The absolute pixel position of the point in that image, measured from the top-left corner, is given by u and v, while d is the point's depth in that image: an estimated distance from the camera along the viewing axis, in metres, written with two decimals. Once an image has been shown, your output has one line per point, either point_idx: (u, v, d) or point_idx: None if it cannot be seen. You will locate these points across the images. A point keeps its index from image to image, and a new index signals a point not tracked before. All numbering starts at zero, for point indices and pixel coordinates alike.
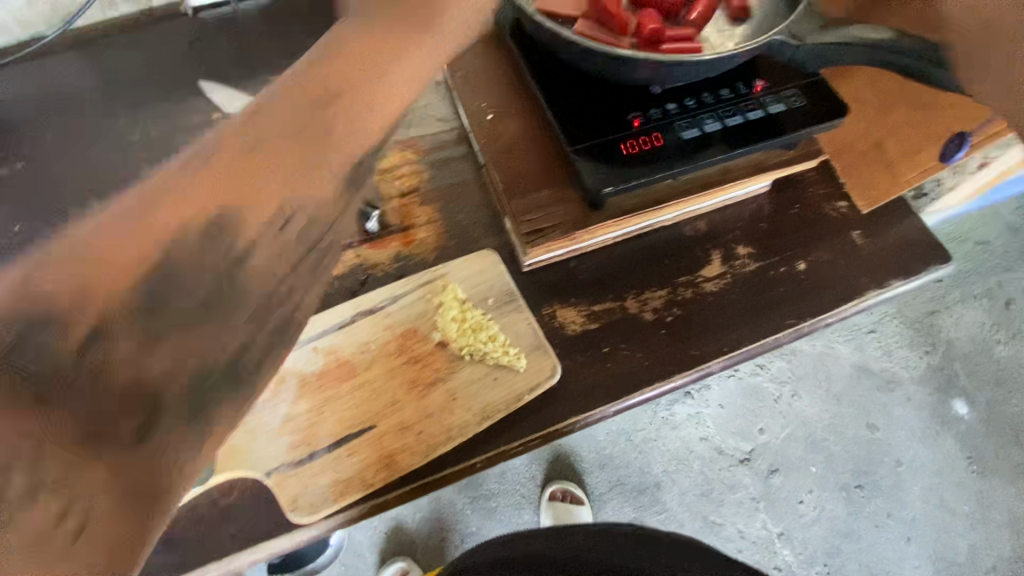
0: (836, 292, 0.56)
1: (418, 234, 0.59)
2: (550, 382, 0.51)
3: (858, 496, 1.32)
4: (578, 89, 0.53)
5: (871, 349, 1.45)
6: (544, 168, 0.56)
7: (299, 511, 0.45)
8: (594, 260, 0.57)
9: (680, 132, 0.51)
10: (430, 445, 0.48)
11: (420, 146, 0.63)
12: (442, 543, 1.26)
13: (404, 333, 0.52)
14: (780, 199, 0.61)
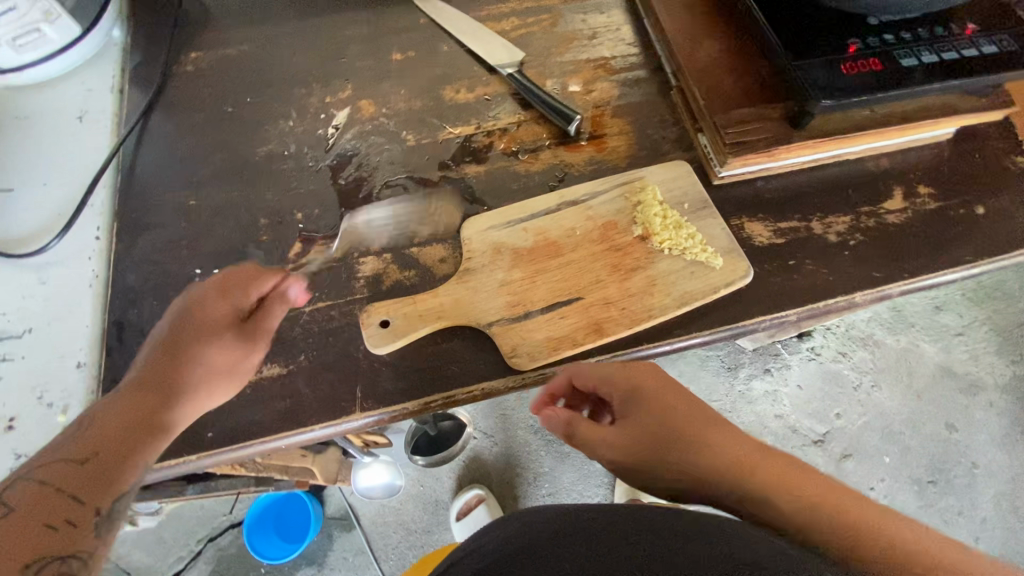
0: (1013, 237, 0.58)
1: (609, 141, 0.63)
2: (744, 282, 0.54)
3: (932, 491, 1.32)
4: (798, 14, 0.56)
5: (957, 351, 1.46)
6: (746, 90, 0.60)
7: (517, 359, 0.50)
8: (779, 182, 0.60)
9: (898, 60, 0.53)
10: (633, 320, 0.52)
11: (612, 66, 0.68)
12: (513, 476, 1.32)
13: (605, 224, 0.57)
14: (960, 148, 0.63)
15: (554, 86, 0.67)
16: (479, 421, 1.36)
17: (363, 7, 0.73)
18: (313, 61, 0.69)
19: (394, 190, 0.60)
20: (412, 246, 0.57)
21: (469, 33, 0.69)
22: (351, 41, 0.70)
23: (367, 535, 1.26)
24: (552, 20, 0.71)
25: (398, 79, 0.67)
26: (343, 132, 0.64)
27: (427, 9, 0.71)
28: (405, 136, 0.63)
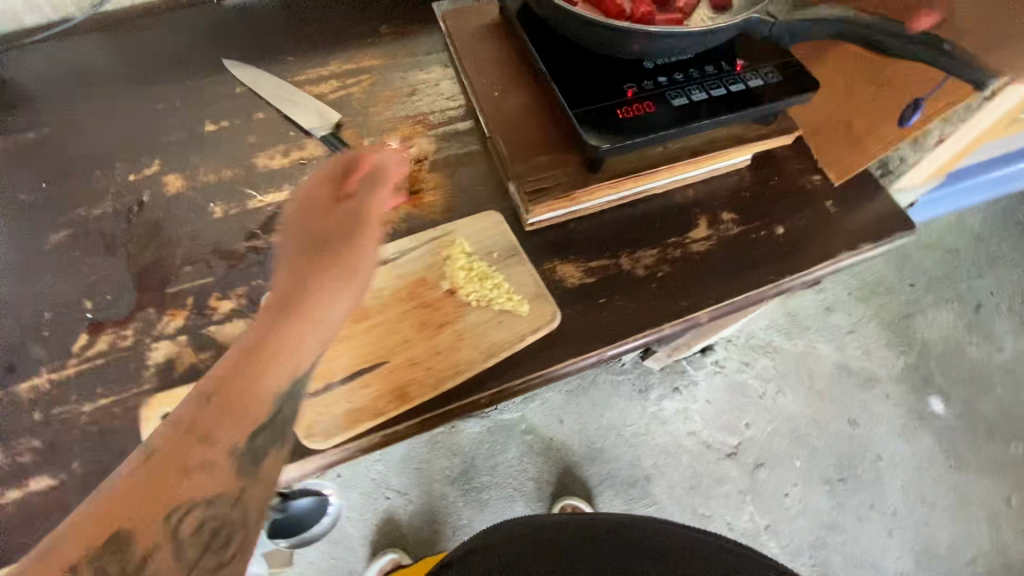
0: (812, 253, 0.61)
1: (425, 196, 0.63)
2: (552, 324, 0.55)
3: (842, 489, 1.36)
4: (579, 62, 0.58)
5: (850, 348, 1.50)
6: (547, 137, 0.61)
7: (312, 438, 0.48)
8: (590, 222, 0.62)
9: (671, 101, 0.57)
10: (438, 379, 0.51)
11: (430, 121, 0.68)
12: (433, 533, 1.27)
13: (414, 281, 0.56)
14: (759, 172, 0.66)
15: (371, 145, 0.66)
16: (392, 480, 1.31)
17: (176, 81, 0.71)
18: (118, 138, 0.66)
19: (197, 267, 0.58)
20: (213, 326, 0.55)
21: (284, 99, 0.68)
22: (161, 115, 0.68)
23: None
24: (372, 79, 0.72)
25: (208, 149, 0.65)
26: (145, 211, 0.61)
27: (241, 77, 0.70)
28: (213, 209, 0.61)
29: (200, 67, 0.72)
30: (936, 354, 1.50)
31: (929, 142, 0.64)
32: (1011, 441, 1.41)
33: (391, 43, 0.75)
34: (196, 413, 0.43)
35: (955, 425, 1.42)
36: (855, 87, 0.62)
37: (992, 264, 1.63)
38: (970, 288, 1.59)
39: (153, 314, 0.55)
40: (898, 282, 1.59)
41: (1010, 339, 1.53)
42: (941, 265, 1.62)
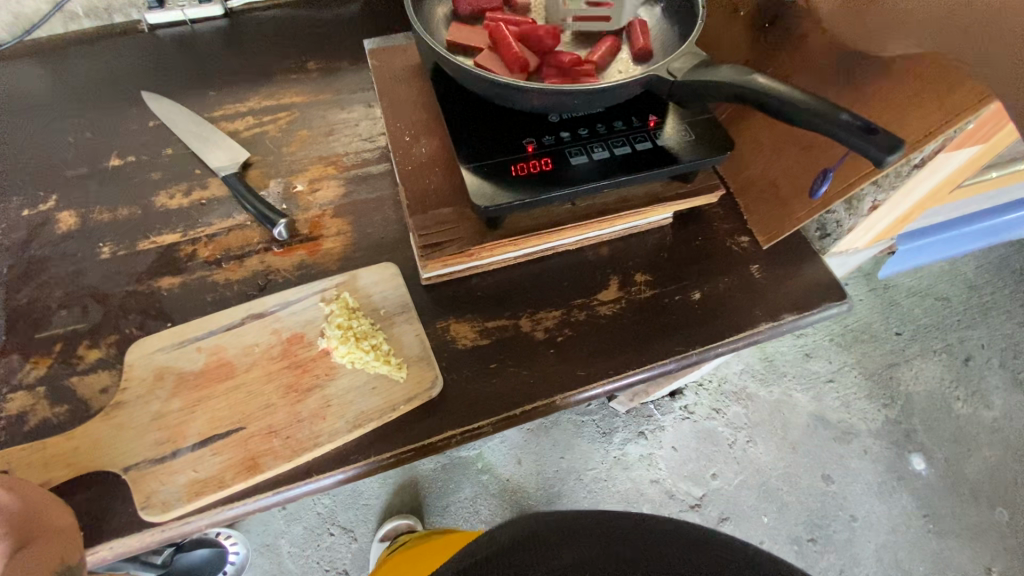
0: (728, 323, 0.57)
1: (324, 243, 0.60)
2: (430, 393, 0.51)
3: (811, 550, 1.18)
4: (481, 115, 0.56)
5: (828, 399, 1.31)
6: (450, 188, 0.57)
7: (149, 510, 0.45)
8: (492, 278, 0.59)
9: (571, 159, 0.53)
10: (295, 451, 0.48)
11: (343, 163, 0.66)
12: None
13: (289, 337, 0.53)
14: (683, 231, 0.63)
15: (277, 186, 0.64)
16: (337, 515, 1.15)
17: (91, 112, 0.68)
18: (19, 170, 0.64)
19: (72, 311, 0.55)
20: (75, 376, 0.52)
21: (194, 134, 0.66)
22: (68, 148, 0.65)
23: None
24: (290, 117, 0.69)
25: (109, 185, 0.63)
26: (33, 248, 0.59)
27: (155, 109, 0.68)
28: (102, 250, 0.59)
29: (114, 96, 0.70)
30: (919, 409, 1.31)
31: (862, 207, 0.59)
32: (996, 507, 1.22)
33: (317, 80, 0.72)
34: (32, 469, 0.46)
35: (939, 490, 1.23)
36: (782, 149, 0.58)
37: (984, 314, 1.43)
38: (960, 340, 1.39)
39: (16, 360, 0.53)
40: (883, 329, 1.39)
41: (1000, 396, 1.34)
42: (938, 310, 1.42)
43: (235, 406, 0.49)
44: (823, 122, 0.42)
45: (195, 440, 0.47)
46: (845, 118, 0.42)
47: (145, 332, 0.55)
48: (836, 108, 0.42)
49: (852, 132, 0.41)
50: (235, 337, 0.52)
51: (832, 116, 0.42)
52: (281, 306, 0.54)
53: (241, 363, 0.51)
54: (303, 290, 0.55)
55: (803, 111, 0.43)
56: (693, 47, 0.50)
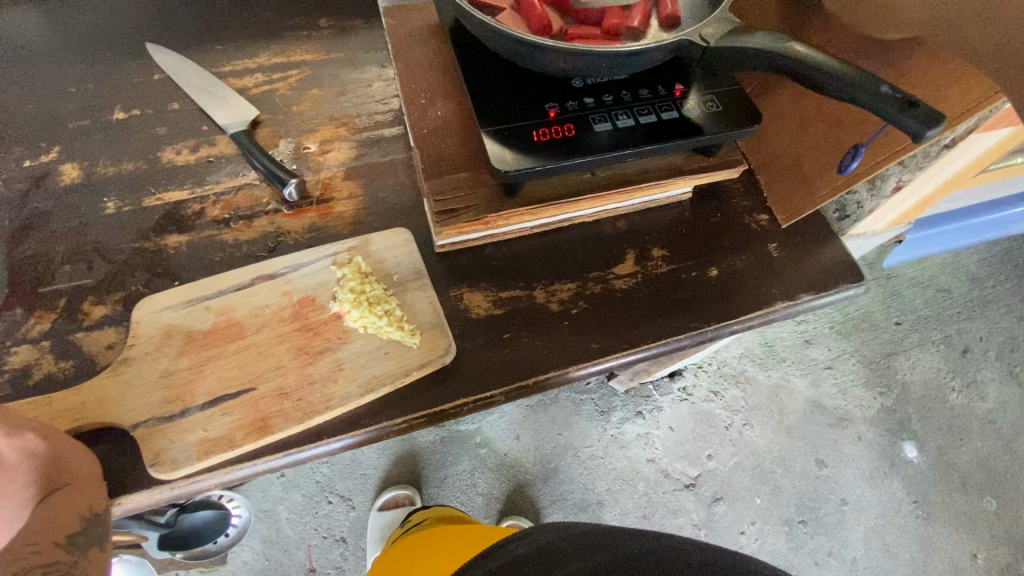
0: (746, 301, 0.57)
1: (336, 206, 0.59)
2: (443, 361, 0.51)
3: (802, 532, 1.19)
4: (503, 77, 0.54)
5: (826, 385, 1.31)
6: (467, 152, 0.56)
7: (158, 468, 0.44)
8: (507, 248, 0.58)
9: (594, 125, 0.52)
10: (306, 413, 0.47)
11: (355, 124, 0.64)
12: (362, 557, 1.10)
13: (301, 300, 0.52)
14: (701, 207, 0.62)
15: (287, 147, 0.62)
16: (336, 483, 1.16)
17: (93, 62, 0.66)
18: (18, 120, 0.62)
19: (76, 267, 0.54)
20: (81, 332, 0.51)
21: (202, 90, 0.64)
22: (69, 100, 0.63)
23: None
24: (300, 75, 0.66)
25: (113, 138, 0.61)
26: (35, 201, 0.57)
27: (161, 62, 0.65)
28: (106, 205, 0.57)
29: (117, 46, 0.67)
30: (915, 398, 1.32)
31: (885, 188, 0.58)
32: (985, 496, 1.24)
33: (328, 38, 0.69)
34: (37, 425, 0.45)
35: (929, 477, 1.24)
36: (808, 124, 0.56)
37: (984, 306, 1.43)
38: (959, 331, 1.39)
39: (19, 315, 0.51)
40: (883, 318, 1.39)
41: (995, 387, 1.35)
42: (939, 301, 1.42)
43: (245, 366, 0.48)
44: (862, 93, 0.41)
45: (204, 400, 0.47)
46: (885, 91, 0.41)
47: (152, 289, 0.54)
48: (876, 79, 0.41)
49: (892, 106, 0.40)
50: (245, 298, 0.51)
51: (873, 88, 0.41)
52: (292, 268, 0.53)
53: (252, 324, 0.50)
54: (313, 252, 0.54)
55: (841, 82, 0.42)
56: (728, 13, 0.48)
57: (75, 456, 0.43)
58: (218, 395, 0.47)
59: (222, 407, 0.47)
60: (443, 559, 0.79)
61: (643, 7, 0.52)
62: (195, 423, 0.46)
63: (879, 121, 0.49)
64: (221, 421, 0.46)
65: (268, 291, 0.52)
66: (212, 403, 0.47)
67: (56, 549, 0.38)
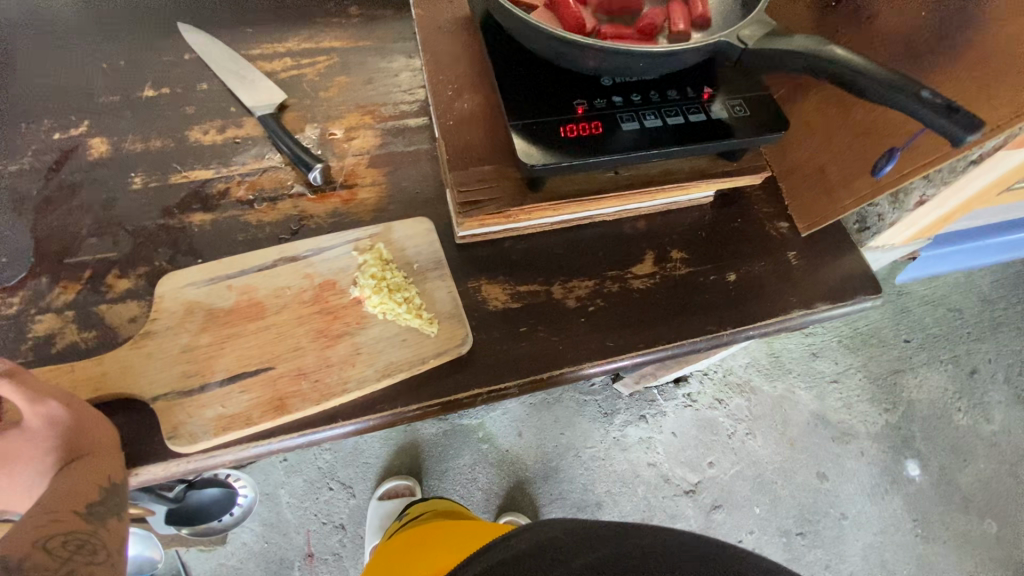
0: (763, 307, 0.57)
1: (359, 193, 0.59)
2: (459, 350, 0.51)
3: (800, 544, 1.19)
4: (532, 72, 0.54)
5: (831, 399, 1.31)
6: (492, 146, 0.56)
7: (175, 441, 0.45)
8: (528, 242, 0.58)
9: (622, 124, 0.52)
10: (323, 395, 0.48)
11: (381, 113, 0.64)
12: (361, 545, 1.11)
13: (322, 283, 0.52)
14: (722, 211, 0.62)
15: (313, 132, 0.62)
16: (338, 470, 1.16)
17: (124, 40, 0.66)
18: (50, 93, 0.62)
19: (102, 240, 0.55)
20: (104, 304, 0.52)
21: (232, 72, 0.64)
22: (101, 74, 0.64)
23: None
24: (329, 61, 0.67)
25: (142, 116, 0.62)
26: (64, 173, 0.58)
27: (191, 43, 0.66)
28: (133, 180, 0.58)
29: (149, 24, 0.67)
30: (920, 417, 1.31)
31: (908, 202, 0.58)
32: (985, 518, 1.23)
33: (358, 27, 0.70)
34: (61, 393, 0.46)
35: (931, 496, 1.24)
36: (834, 134, 0.56)
37: (994, 328, 1.42)
38: (968, 352, 1.38)
39: (45, 284, 0.52)
40: (892, 335, 1.39)
41: (1002, 410, 1.33)
42: (949, 321, 1.41)
43: (262, 346, 0.49)
44: (901, 97, 0.42)
45: (222, 376, 0.47)
46: (925, 96, 0.41)
47: (175, 266, 0.54)
48: (917, 84, 0.41)
49: (932, 109, 0.41)
50: (266, 278, 0.52)
51: (914, 91, 0.41)
52: (313, 252, 0.54)
53: (272, 304, 0.51)
54: (335, 237, 0.55)
55: (881, 85, 0.42)
56: (763, 15, 0.48)
57: (95, 422, 0.43)
58: (237, 373, 0.48)
59: (241, 384, 0.47)
60: (443, 555, 0.78)
61: (685, 16, 0.52)
62: (212, 400, 0.47)
63: (914, 127, 0.49)
64: (239, 398, 0.47)
65: (290, 273, 0.52)
66: (231, 379, 0.47)
67: (73, 518, 0.40)
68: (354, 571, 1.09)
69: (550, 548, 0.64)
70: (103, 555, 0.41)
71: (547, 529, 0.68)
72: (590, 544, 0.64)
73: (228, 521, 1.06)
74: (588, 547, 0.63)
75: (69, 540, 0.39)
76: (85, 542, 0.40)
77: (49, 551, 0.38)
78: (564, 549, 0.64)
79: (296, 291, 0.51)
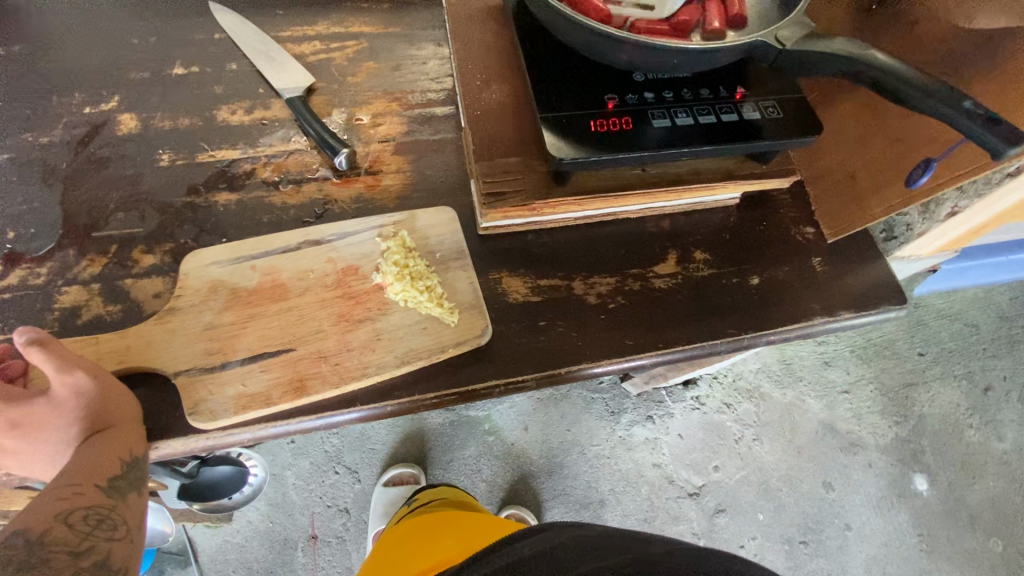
0: (785, 312, 0.56)
1: (384, 179, 0.60)
2: (479, 341, 0.51)
3: (802, 553, 1.18)
4: (563, 67, 0.54)
5: (841, 409, 1.30)
6: (519, 138, 0.55)
7: (196, 417, 0.46)
8: (550, 236, 0.58)
9: (653, 121, 0.51)
10: (342, 378, 0.48)
11: (408, 100, 0.64)
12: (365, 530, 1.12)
13: (344, 268, 0.52)
14: (748, 214, 0.61)
15: (339, 116, 0.62)
16: (345, 455, 1.17)
17: (155, 17, 0.66)
18: (80, 67, 0.63)
19: (129, 215, 0.55)
20: (129, 279, 0.52)
21: (261, 52, 0.64)
22: (132, 51, 0.64)
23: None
24: (358, 47, 0.67)
25: (171, 95, 0.62)
26: (92, 147, 0.58)
27: (223, 23, 0.66)
28: (161, 157, 0.58)
29: (181, 3, 0.67)
30: (931, 431, 1.29)
31: (939, 212, 0.57)
32: (991, 536, 1.22)
33: (387, 13, 0.69)
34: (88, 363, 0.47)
35: (937, 512, 1.22)
36: (868, 139, 0.55)
37: (1011, 346, 1.39)
38: (982, 368, 1.36)
39: (71, 257, 0.53)
40: (906, 347, 1.37)
41: (1014, 429, 1.31)
42: (965, 336, 1.39)
43: (281, 330, 0.49)
44: (943, 106, 0.41)
45: (242, 356, 0.48)
46: (967, 106, 0.40)
47: (199, 244, 0.55)
48: (960, 93, 0.41)
49: (974, 121, 0.40)
50: (288, 260, 0.52)
51: (956, 101, 0.41)
52: (336, 237, 0.54)
53: (294, 287, 0.51)
54: (357, 223, 0.55)
55: (922, 93, 0.42)
56: (803, 16, 0.47)
57: (119, 395, 0.44)
58: (257, 353, 0.48)
59: (260, 365, 0.48)
60: (446, 549, 0.77)
61: (720, 15, 0.51)
62: (232, 379, 0.47)
63: (955, 136, 0.48)
64: (259, 379, 0.47)
65: (312, 256, 0.52)
66: (252, 359, 0.48)
67: (95, 492, 0.41)
68: (356, 555, 1.10)
69: (552, 552, 0.63)
70: (123, 532, 0.42)
71: (551, 535, 0.68)
72: (595, 552, 0.63)
73: (234, 501, 1.06)
74: (592, 555, 0.62)
75: (90, 514, 0.40)
76: (105, 517, 0.41)
77: (70, 526, 0.39)
78: (568, 554, 0.63)
79: (318, 273, 0.52)
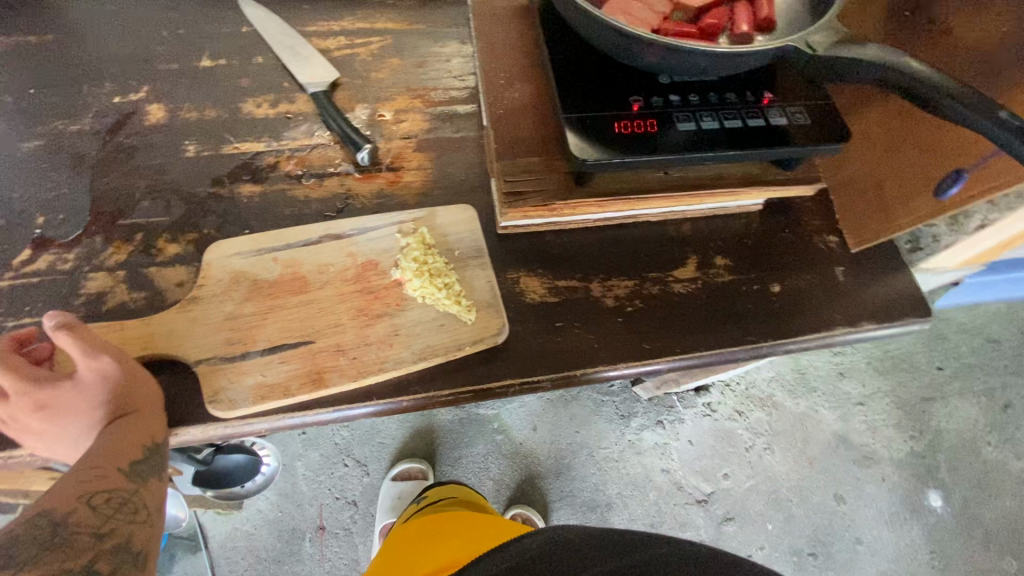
0: (805, 321, 0.56)
1: (405, 175, 0.60)
2: (495, 340, 0.51)
3: (811, 565, 1.17)
4: (588, 68, 0.54)
5: (855, 421, 1.28)
6: (541, 137, 0.55)
7: (216, 405, 0.46)
8: (569, 238, 0.58)
9: (678, 124, 0.51)
10: (360, 371, 0.48)
11: (431, 97, 0.64)
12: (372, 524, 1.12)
13: (364, 263, 0.53)
14: (770, 221, 0.61)
15: (362, 112, 0.63)
16: (354, 448, 1.18)
17: (184, 10, 0.67)
18: (111, 58, 0.64)
19: (155, 204, 0.56)
20: (154, 266, 0.53)
21: (287, 47, 0.65)
22: (161, 43, 0.65)
23: (214, 562, 1.07)
24: (382, 43, 0.67)
25: (198, 86, 0.63)
26: (120, 136, 0.59)
27: (250, 17, 0.66)
28: (187, 148, 0.59)
29: None
30: (947, 446, 1.27)
31: (968, 224, 0.56)
32: (1007, 556, 1.19)
33: (412, 10, 0.70)
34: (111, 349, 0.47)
35: (951, 530, 1.20)
36: (897, 148, 0.54)
37: None
38: (1003, 385, 1.33)
39: (98, 243, 0.54)
40: (924, 361, 1.34)
41: None
42: (987, 352, 1.36)
43: (300, 322, 0.49)
44: (978, 116, 0.40)
45: (262, 347, 0.48)
46: (1004, 116, 0.40)
47: (223, 234, 0.55)
48: (996, 104, 0.40)
49: (1011, 132, 0.39)
50: (309, 254, 0.52)
51: (992, 111, 0.40)
52: (356, 231, 0.54)
53: (315, 280, 0.51)
54: (377, 218, 0.55)
55: (957, 101, 0.41)
56: (836, 21, 0.46)
57: (141, 380, 0.44)
58: (276, 345, 0.49)
59: (279, 356, 0.48)
60: (453, 545, 0.78)
61: (750, 18, 0.51)
62: (251, 369, 0.47)
63: (989, 147, 0.47)
64: (277, 370, 0.48)
65: (332, 250, 0.53)
66: (271, 350, 0.48)
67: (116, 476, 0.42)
68: (363, 547, 1.10)
69: (558, 554, 0.63)
70: (143, 515, 0.43)
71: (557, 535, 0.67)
72: (602, 554, 0.63)
73: (246, 489, 1.08)
74: (599, 557, 0.62)
75: (112, 498, 0.41)
76: (126, 501, 0.42)
77: (93, 508, 0.40)
78: (574, 555, 0.63)
79: (338, 267, 0.52)
